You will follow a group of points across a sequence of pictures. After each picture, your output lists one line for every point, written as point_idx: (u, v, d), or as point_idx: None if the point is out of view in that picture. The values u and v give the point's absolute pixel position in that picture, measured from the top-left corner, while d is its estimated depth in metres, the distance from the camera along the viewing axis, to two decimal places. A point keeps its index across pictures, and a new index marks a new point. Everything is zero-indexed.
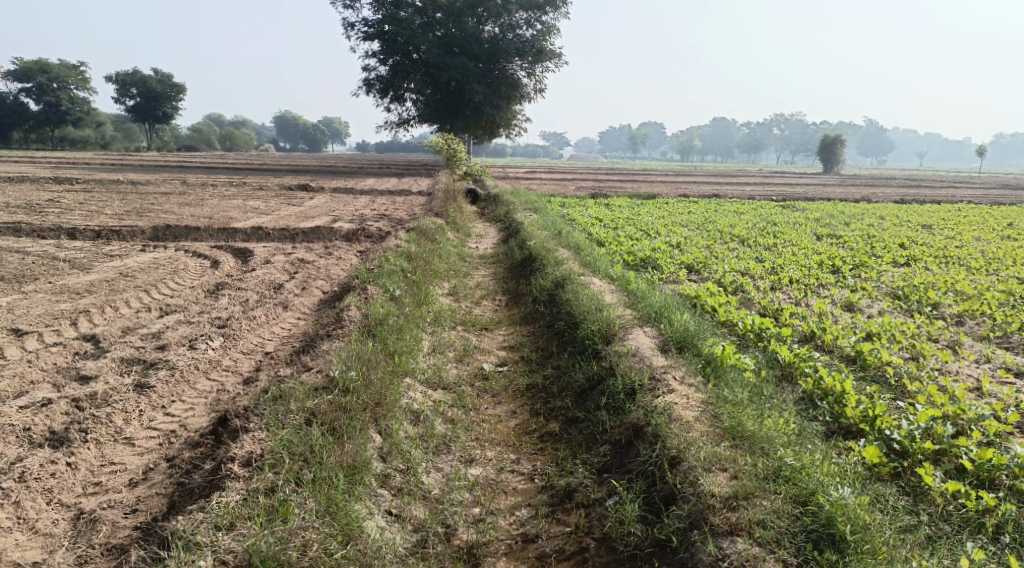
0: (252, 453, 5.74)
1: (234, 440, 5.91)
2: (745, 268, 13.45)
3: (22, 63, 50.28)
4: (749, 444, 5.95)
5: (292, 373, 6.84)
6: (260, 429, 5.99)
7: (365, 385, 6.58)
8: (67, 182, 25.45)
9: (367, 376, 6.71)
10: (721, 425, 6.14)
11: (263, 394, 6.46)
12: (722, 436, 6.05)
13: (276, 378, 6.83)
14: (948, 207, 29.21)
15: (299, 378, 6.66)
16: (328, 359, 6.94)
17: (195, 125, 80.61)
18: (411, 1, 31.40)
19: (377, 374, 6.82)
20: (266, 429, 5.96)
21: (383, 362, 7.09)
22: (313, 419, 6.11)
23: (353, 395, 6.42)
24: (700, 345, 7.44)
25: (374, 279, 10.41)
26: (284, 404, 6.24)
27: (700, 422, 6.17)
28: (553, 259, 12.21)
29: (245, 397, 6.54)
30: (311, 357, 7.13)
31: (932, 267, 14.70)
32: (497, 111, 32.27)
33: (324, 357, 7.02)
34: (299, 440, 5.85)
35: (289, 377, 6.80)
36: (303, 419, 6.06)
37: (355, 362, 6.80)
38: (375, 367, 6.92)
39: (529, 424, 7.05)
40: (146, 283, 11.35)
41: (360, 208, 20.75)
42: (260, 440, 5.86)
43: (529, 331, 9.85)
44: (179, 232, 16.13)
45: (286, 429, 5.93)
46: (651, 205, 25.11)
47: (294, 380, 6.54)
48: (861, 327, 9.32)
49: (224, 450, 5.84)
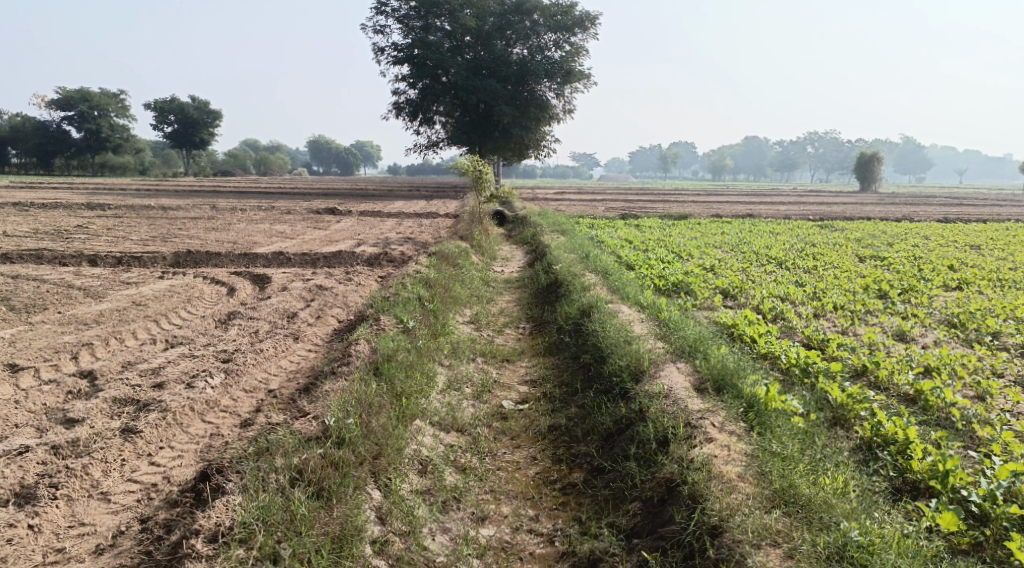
0: (221, 524, 5.16)
1: (209, 505, 5.35)
2: (785, 293, 12.76)
3: (63, 92, 51.12)
4: (804, 514, 5.24)
5: (289, 420, 6.28)
6: (237, 491, 5.42)
7: (362, 436, 6.00)
8: (98, 207, 25.39)
9: (367, 426, 6.12)
10: (769, 486, 5.43)
11: (251, 447, 5.91)
12: (771, 501, 5.35)
13: (269, 425, 6.27)
14: (995, 226, 28.20)
15: (293, 426, 6.10)
16: (327, 404, 6.36)
17: (231, 151, 81.51)
18: (440, 25, 31.18)
19: (377, 421, 6.23)
20: (244, 493, 5.38)
21: (387, 406, 6.49)
22: (299, 479, 5.55)
23: (349, 448, 5.84)
24: (738, 383, 6.74)
25: (389, 309, 9.83)
26: (269, 460, 5.67)
27: (744, 482, 5.46)
28: (580, 285, 11.59)
29: (232, 448, 5.98)
30: (309, 402, 6.55)
31: (986, 291, 13.89)
32: (527, 132, 31.79)
33: (324, 401, 6.44)
34: (278, 508, 5.28)
35: (284, 425, 6.23)
36: (288, 480, 5.50)
37: (356, 408, 6.23)
38: (377, 413, 6.32)
39: (550, 473, 6.41)
40: (157, 313, 10.90)
41: (386, 232, 20.33)
42: (234, 507, 5.28)
43: (553, 364, 9.23)
44: (200, 257, 15.73)
45: (265, 494, 5.35)
46: (684, 226, 24.40)
47: (285, 431, 5.99)
48: (917, 361, 8.80)
49: (197, 516, 5.28)
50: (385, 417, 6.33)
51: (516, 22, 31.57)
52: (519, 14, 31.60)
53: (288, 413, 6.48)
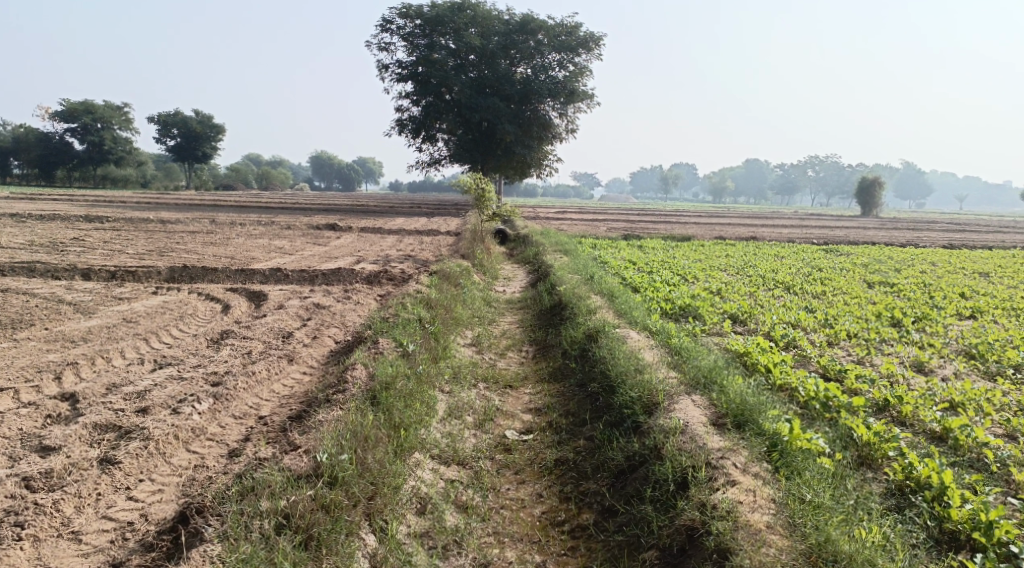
0: None
1: (185, 556, 5.04)
2: (796, 319, 12.37)
3: (67, 104, 50.99)
4: None
5: (278, 454, 5.90)
6: (215, 541, 5.11)
7: (356, 476, 5.63)
8: (96, 219, 25.02)
9: (363, 462, 5.75)
10: (802, 541, 5.09)
11: (235, 486, 5.56)
12: (806, 558, 5.02)
13: (256, 459, 5.89)
14: (1002, 253, 27.83)
15: (282, 462, 5.74)
16: (319, 437, 5.97)
17: (233, 165, 81.36)
18: (444, 43, 30.96)
19: (374, 457, 5.86)
20: (224, 544, 5.07)
21: (384, 440, 6.11)
22: (285, 525, 5.22)
23: (341, 489, 5.48)
24: (760, 418, 6.36)
25: (388, 331, 9.43)
26: (253, 503, 5.33)
27: (774, 535, 5.12)
28: (585, 308, 11.20)
29: (215, 484, 5.63)
30: (300, 433, 6.18)
31: (1000, 320, 13.52)
32: (529, 151, 31.51)
33: (316, 433, 6.05)
34: (261, 560, 4.95)
35: (272, 460, 5.85)
36: (273, 527, 5.17)
37: (351, 442, 5.85)
38: (374, 448, 5.95)
39: (558, 514, 6.03)
40: (148, 330, 10.49)
41: (386, 249, 19.97)
42: (212, 560, 4.99)
43: (558, 391, 8.83)
44: (196, 273, 15.32)
45: (247, 544, 5.04)
46: (688, 248, 24.05)
47: (272, 468, 5.64)
48: (940, 395, 8.42)
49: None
50: (383, 451, 5.96)
51: (521, 41, 31.34)
52: (524, 33, 31.41)
53: (279, 445, 6.10)
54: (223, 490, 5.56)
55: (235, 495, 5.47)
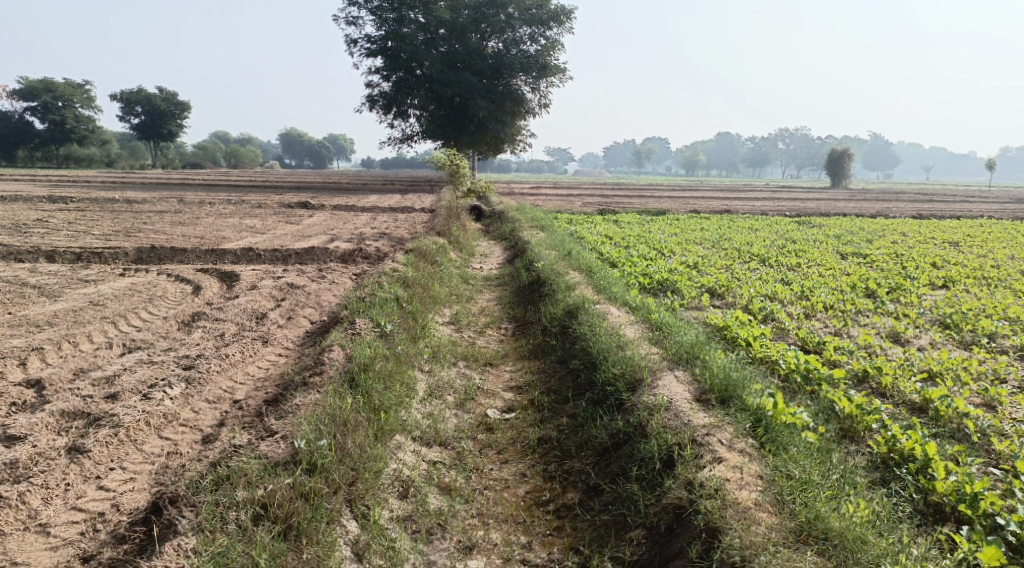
0: None
1: (159, 549, 4.89)
2: (773, 292, 12.36)
3: (27, 82, 49.70)
4: (833, 550, 4.88)
5: (255, 441, 5.74)
6: (190, 533, 4.97)
7: (337, 462, 5.49)
8: (61, 200, 24.39)
9: (343, 447, 5.62)
10: (791, 518, 5.06)
11: (210, 475, 5.41)
12: (797, 536, 4.98)
13: (231, 446, 5.73)
14: (970, 222, 28.14)
15: (259, 449, 5.58)
16: (297, 423, 5.81)
17: (200, 143, 79.93)
18: (414, 17, 30.47)
19: (354, 441, 5.72)
20: (200, 536, 4.93)
21: (364, 423, 5.98)
22: (264, 514, 5.08)
23: (321, 476, 5.35)
24: (743, 394, 6.31)
25: (364, 310, 9.25)
26: (229, 493, 5.19)
27: (763, 512, 5.09)
28: (564, 284, 11.09)
29: (189, 473, 5.48)
30: (277, 417, 6.03)
31: (973, 290, 13.62)
32: (502, 127, 31.22)
33: (293, 418, 5.90)
34: (239, 552, 4.82)
35: (248, 447, 5.69)
36: (250, 517, 5.03)
37: (330, 426, 5.71)
38: (354, 431, 5.82)
39: (542, 493, 5.97)
40: (115, 314, 10.20)
41: (360, 227, 19.69)
42: (188, 552, 4.85)
43: (538, 368, 8.74)
44: (165, 254, 14.97)
45: (223, 537, 4.91)
46: (663, 222, 24.00)
47: (248, 455, 5.49)
48: (918, 365, 8.44)
49: (145, 561, 4.83)
50: (363, 435, 5.83)
51: (492, 14, 30.95)
52: (495, 7, 30.96)
53: (255, 431, 5.93)
54: (197, 479, 5.40)
55: (210, 485, 5.31)
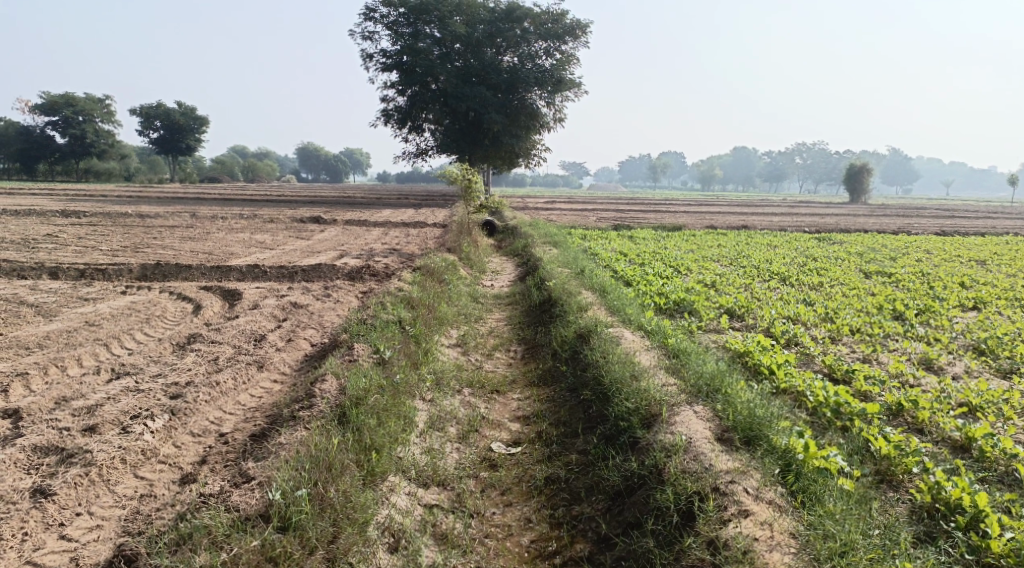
0: None
1: None
2: (795, 314, 11.80)
3: (47, 96, 49.90)
4: None
5: (227, 488, 5.43)
6: None
7: (314, 516, 5.22)
8: (73, 215, 24.16)
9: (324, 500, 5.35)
10: None
11: (170, 531, 5.15)
12: None
13: (202, 494, 5.41)
14: (996, 239, 27.41)
15: (231, 501, 5.28)
16: (274, 468, 5.52)
17: (218, 157, 80.12)
18: (429, 31, 30.14)
19: (337, 489, 5.44)
20: None
21: (352, 470, 5.65)
22: None
23: (296, 535, 5.10)
24: (770, 433, 5.83)
25: (365, 334, 8.77)
26: (188, 557, 4.92)
27: None
28: (576, 305, 10.58)
29: (156, 525, 5.20)
30: (255, 460, 5.71)
31: (1005, 312, 13.00)
32: (517, 141, 30.82)
33: (272, 462, 5.59)
34: None
35: (219, 496, 5.39)
36: None
37: (311, 474, 5.42)
38: (337, 479, 5.51)
39: (548, 543, 5.61)
40: (109, 335, 9.74)
41: (370, 243, 19.28)
42: None
43: (547, 396, 8.25)
44: (169, 270, 14.57)
45: None
46: (679, 238, 23.44)
47: (214, 510, 5.22)
48: (956, 397, 7.90)
49: None
50: (349, 482, 5.52)
51: (507, 29, 30.62)
52: (510, 21, 30.73)
53: (229, 476, 5.61)
54: (158, 534, 5.14)
55: (171, 544, 5.05)
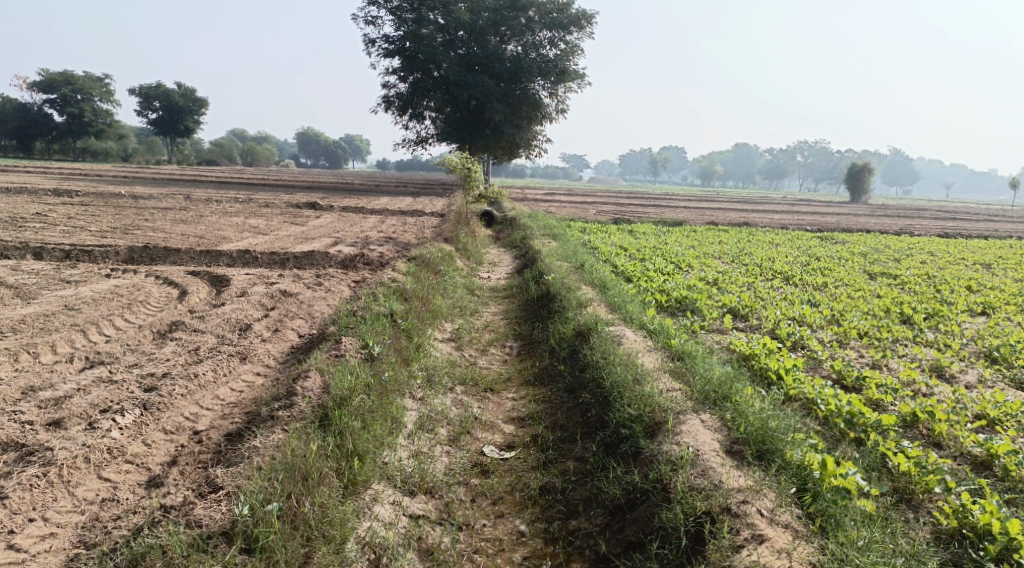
0: None
1: None
2: (801, 315, 11.38)
3: (46, 74, 49.22)
4: None
5: (192, 499, 5.16)
6: None
7: (282, 534, 4.92)
8: (65, 193, 23.63)
9: (298, 517, 5.04)
10: None
11: (126, 546, 4.87)
12: None
13: (162, 506, 5.15)
14: (999, 243, 27.04)
15: (193, 513, 5.01)
16: (243, 477, 5.24)
17: (216, 140, 79.41)
18: (432, 17, 29.56)
19: (312, 502, 5.15)
20: None
21: (331, 481, 5.34)
22: None
23: (264, 556, 4.81)
24: (784, 447, 5.50)
25: (354, 327, 8.33)
26: None
27: None
28: (575, 301, 10.16)
29: (111, 538, 4.93)
30: (225, 468, 5.40)
31: (1016, 318, 12.62)
32: (518, 131, 30.35)
33: (242, 471, 5.30)
34: None
35: (181, 508, 5.12)
36: None
37: (284, 486, 5.12)
38: (312, 492, 5.20)
39: (542, 561, 5.27)
40: (87, 320, 9.18)
41: (366, 230, 18.83)
42: None
43: (543, 396, 7.84)
44: (158, 253, 14.07)
45: None
46: (680, 233, 23.02)
47: (174, 525, 4.94)
48: (975, 409, 7.53)
49: None
50: (326, 494, 5.24)
51: (511, 17, 30.07)
52: (514, 9, 30.08)
53: (194, 484, 5.33)
54: (113, 548, 4.86)
55: (123, 563, 4.77)
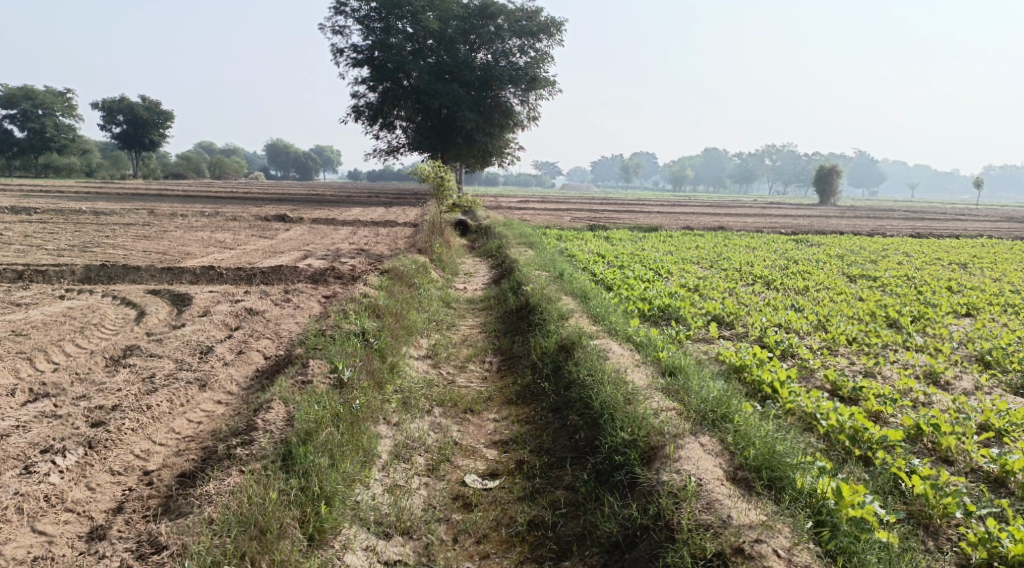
0: None
1: None
2: (787, 322, 10.96)
3: (5, 89, 47.94)
4: None
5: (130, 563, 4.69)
6: None
7: None
8: (22, 211, 22.73)
9: None
10: None
11: None
12: None
13: None
14: (971, 242, 27.08)
15: None
16: (192, 535, 4.76)
17: (183, 153, 78.16)
18: (400, 26, 29.00)
19: (271, 561, 4.69)
20: None
21: (296, 532, 4.86)
22: None
23: None
24: (793, 473, 5.18)
25: (322, 349, 7.76)
26: None
27: None
28: (556, 312, 9.67)
29: None
30: (170, 525, 4.90)
31: (1001, 319, 12.37)
32: (489, 139, 29.88)
33: (189, 527, 4.83)
34: None
35: None
36: None
37: (237, 546, 4.67)
38: (272, 549, 4.73)
39: None
40: (35, 347, 8.52)
41: (337, 243, 18.22)
42: None
43: (527, 416, 7.34)
44: (116, 272, 13.33)
45: None
46: (656, 239, 22.72)
47: None
48: (980, 419, 7.14)
49: None
50: (287, 549, 4.77)
51: (480, 25, 29.66)
52: (483, 18, 29.76)
53: (136, 542, 4.84)
54: None
55: None
